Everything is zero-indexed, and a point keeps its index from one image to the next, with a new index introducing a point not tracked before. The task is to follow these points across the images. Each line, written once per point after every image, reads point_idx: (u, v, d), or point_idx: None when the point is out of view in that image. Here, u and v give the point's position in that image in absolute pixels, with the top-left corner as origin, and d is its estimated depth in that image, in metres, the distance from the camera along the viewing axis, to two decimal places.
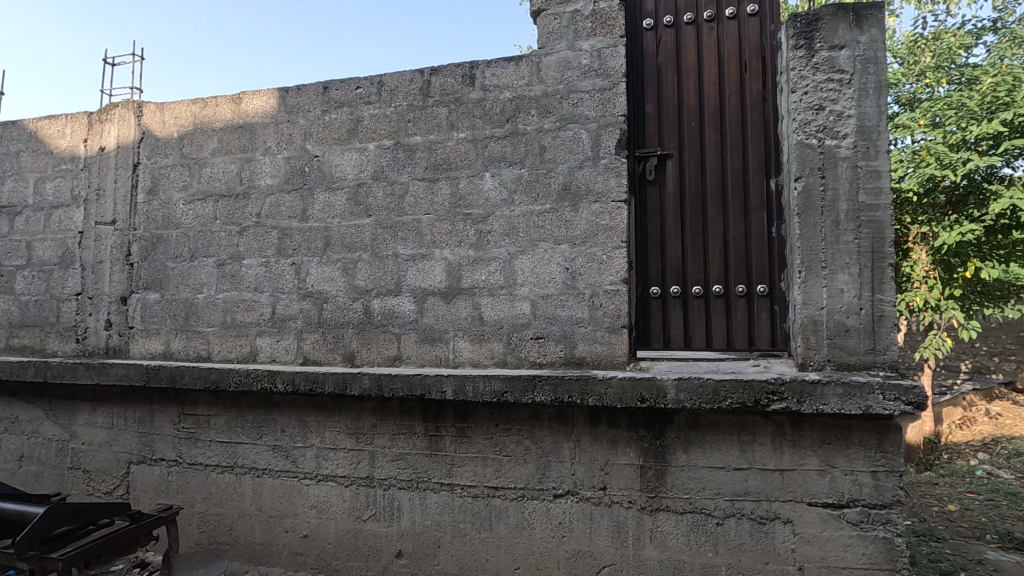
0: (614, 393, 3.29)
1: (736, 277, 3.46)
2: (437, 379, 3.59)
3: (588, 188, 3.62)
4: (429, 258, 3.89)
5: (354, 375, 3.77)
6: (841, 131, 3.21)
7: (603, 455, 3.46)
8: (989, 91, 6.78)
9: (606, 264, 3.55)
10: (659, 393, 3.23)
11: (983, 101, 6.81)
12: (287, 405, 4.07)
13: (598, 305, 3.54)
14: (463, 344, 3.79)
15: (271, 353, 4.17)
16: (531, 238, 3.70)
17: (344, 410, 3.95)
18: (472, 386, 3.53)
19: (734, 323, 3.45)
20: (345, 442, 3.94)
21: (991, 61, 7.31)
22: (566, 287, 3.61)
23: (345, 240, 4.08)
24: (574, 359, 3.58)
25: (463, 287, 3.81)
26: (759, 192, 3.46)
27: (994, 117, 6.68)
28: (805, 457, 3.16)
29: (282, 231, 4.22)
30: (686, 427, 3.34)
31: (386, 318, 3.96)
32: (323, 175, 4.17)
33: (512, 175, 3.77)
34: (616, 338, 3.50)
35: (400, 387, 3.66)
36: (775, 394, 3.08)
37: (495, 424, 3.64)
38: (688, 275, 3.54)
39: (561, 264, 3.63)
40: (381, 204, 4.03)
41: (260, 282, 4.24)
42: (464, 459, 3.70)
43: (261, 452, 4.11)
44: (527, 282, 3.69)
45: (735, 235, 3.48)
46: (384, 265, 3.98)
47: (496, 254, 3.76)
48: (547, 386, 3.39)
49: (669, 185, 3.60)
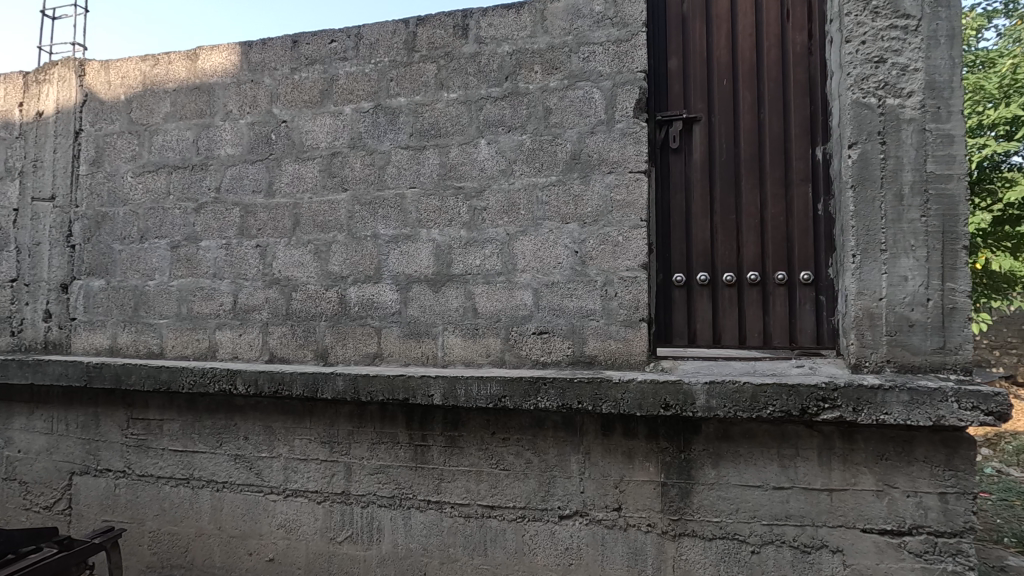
0: (632, 399, 2.79)
1: (774, 262, 2.95)
2: (422, 381, 3.07)
3: (600, 157, 3.08)
4: (415, 240, 3.35)
5: (326, 375, 3.23)
6: (905, 88, 2.68)
7: (617, 470, 2.96)
8: (1008, 73, 6.44)
9: (622, 247, 3.02)
10: (686, 399, 2.73)
11: (1000, 84, 6.48)
12: (251, 409, 3.53)
13: (613, 294, 3.02)
14: (454, 340, 3.26)
15: (232, 349, 3.62)
16: (535, 216, 3.17)
17: (316, 415, 3.42)
18: (463, 389, 3.01)
19: (772, 317, 2.94)
20: (317, 452, 3.42)
21: (1006, 45, 6.97)
22: (576, 273, 3.09)
23: (318, 219, 3.52)
24: (584, 358, 3.06)
25: (454, 273, 3.27)
26: (803, 162, 2.94)
27: (1011, 102, 6.37)
28: (859, 476, 2.67)
29: (245, 208, 3.65)
30: (716, 439, 2.84)
31: (364, 309, 3.41)
32: (292, 143, 3.60)
33: (513, 142, 3.22)
34: (634, 333, 2.99)
35: (380, 390, 3.14)
36: (826, 401, 2.58)
37: (491, 432, 3.13)
38: (717, 260, 3.02)
39: (571, 247, 3.10)
40: (359, 176, 3.47)
41: (219, 268, 3.67)
42: (454, 473, 3.19)
43: (221, 463, 3.58)
44: (528, 267, 3.16)
45: (774, 212, 2.96)
46: (362, 248, 3.43)
47: (493, 234, 3.22)
48: (552, 390, 2.88)
49: (696, 153, 3.07)
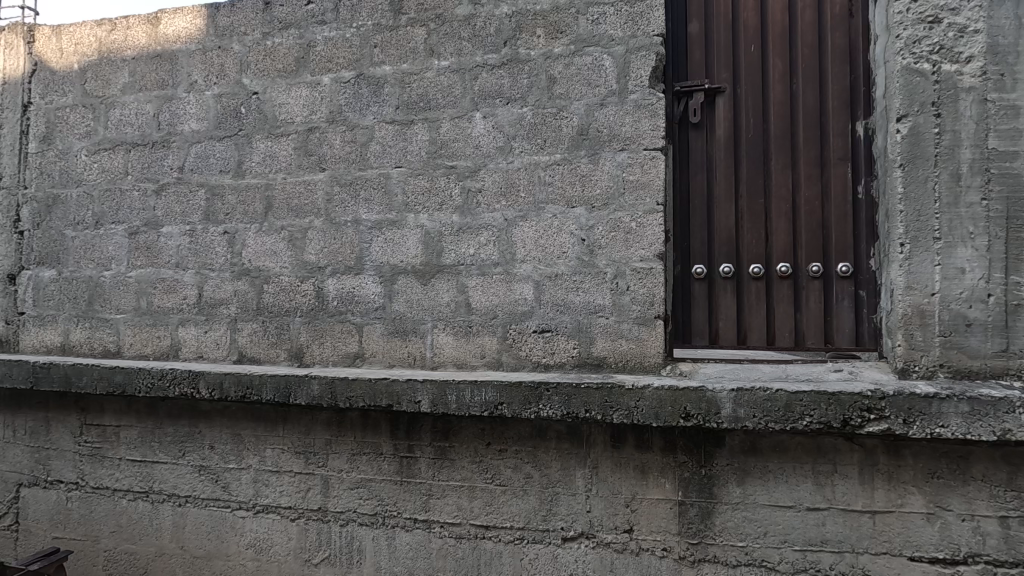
0: (647, 408, 2.44)
1: (808, 252, 2.60)
2: (408, 386, 2.71)
3: (611, 133, 2.73)
4: (401, 227, 2.97)
5: (299, 378, 2.86)
6: (964, 51, 2.33)
7: (628, 487, 2.62)
8: None
9: (635, 235, 2.67)
10: (709, 408, 2.38)
11: None
12: (217, 414, 3.16)
13: (625, 288, 2.67)
14: (445, 339, 2.90)
15: (197, 348, 3.24)
16: (537, 199, 2.80)
17: (290, 422, 3.05)
18: (454, 395, 2.66)
19: (805, 314, 2.60)
20: (290, 464, 3.05)
21: None
22: (583, 264, 2.73)
23: (292, 203, 3.14)
24: (591, 360, 2.70)
25: (445, 263, 2.91)
26: (841, 139, 2.59)
27: None
28: (906, 497, 2.33)
29: (211, 190, 3.26)
30: (741, 453, 2.50)
31: (344, 304, 3.04)
32: (264, 118, 3.20)
33: (512, 116, 2.85)
34: (648, 333, 2.64)
35: (361, 395, 2.77)
36: (871, 412, 2.25)
37: (485, 443, 2.78)
38: (742, 250, 2.68)
39: (577, 234, 2.74)
40: (338, 154, 3.09)
41: (183, 257, 3.28)
42: (444, 488, 2.84)
43: (184, 475, 3.20)
44: (529, 257, 2.80)
45: (807, 196, 2.61)
46: (342, 236, 3.06)
47: (489, 220, 2.86)
48: (556, 397, 2.53)
49: (719, 129, 2.72)
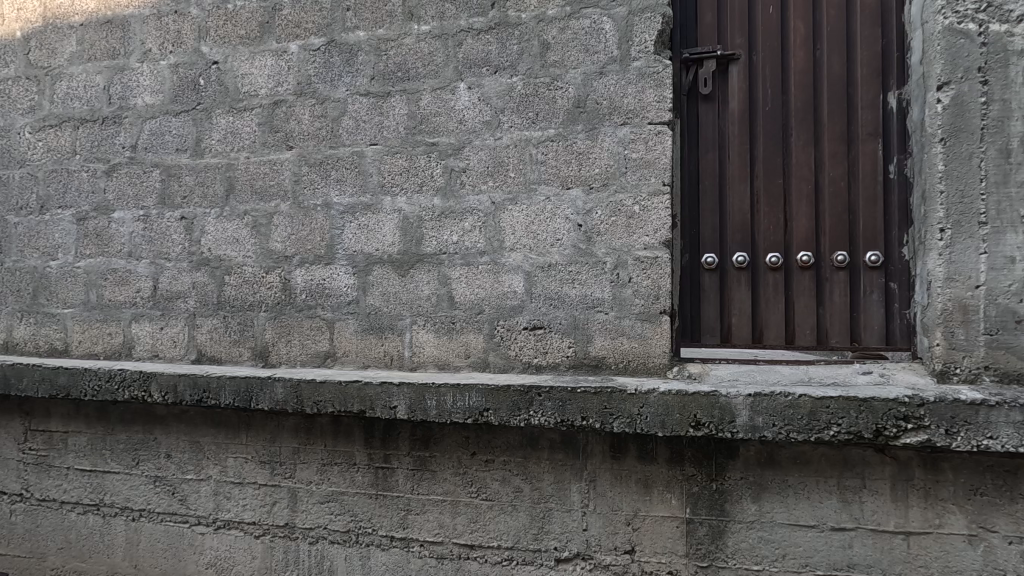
0: (652, 415, 2.15)
1: (832, 240, 2.31)
2: (383, 390, 2.41)
3: (611, 106, 2.42)
4: (376, 211, 2.66)
5: (261, 381, 2.56)
6: (1016, 8, 2.02)
7: (630, 503, 2.34)
8: None
9: (638, 220, 2.38)
10: (722, 415, 2.10)
11: None
12: (174, 420, 2.85)
13: (626, 280, 2.37)
14: (426, 337, 2.60)
15: (152, 346, 2.92)
16: (528, 180, 2.50)
17: (254, 428, 2.75)
18: (434, 401, 2.36)
19: (829, 309, 2.32)
20: (254, 475, 2.75)
21: None
22: (579, 252, 2.43)
23: (256, 185, 2.82)
24: (589, 361, 2.41)
25: (425, 252, 2.60)
26: (871, 112, 2.29)
27: None
28: (945, 516, 2.06)
29: (167, 171, 2.93)
30: (758, 465, 2.22)
31: (313, 297, 2.74)
32: (225, 90, 2.88)
33: (500, 87, 2.54)
34: (652, 330, 2.35)
35: (330, 400, 2.47)
36: (908, 421, 1.96)
37: (470, 453, 2.49)
38: (759, 238, 2.38)
39: (573, 219, 2.44)
40: (307, 130, 2.77)
41: (136, 245, 2.96)
42: (425, 503, 2.55)
43: (138, 487, 2.90)
44: (519, 245, 2.50)
45: (832, 177, 2.32)
46: (311, 221, 2.74)
47: (474, 203, 2.55)
48: (549, 403, 2.24)
49: (732, 102, 2.42)
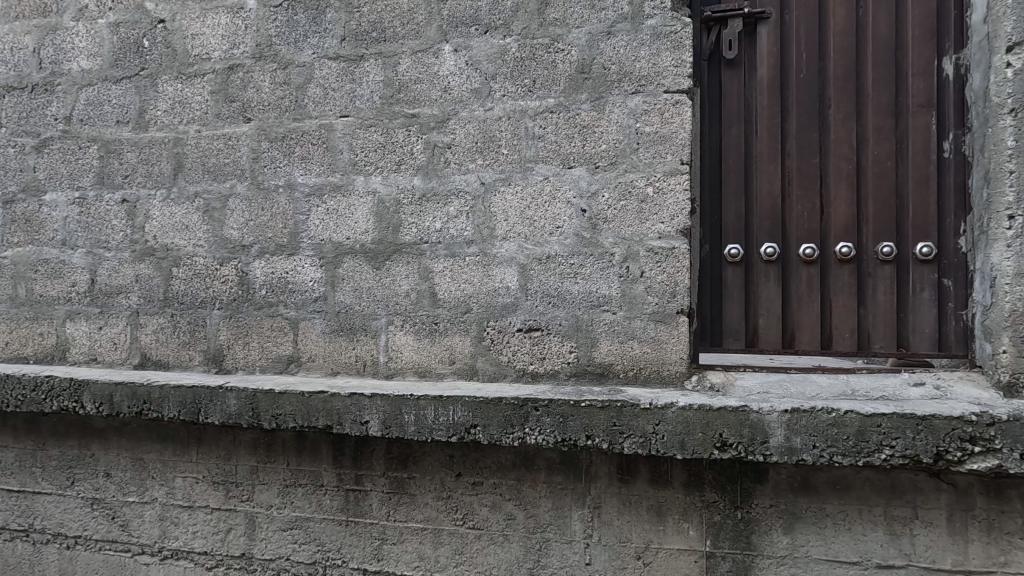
0: (669, 434, 1.82)
1: (877, 229, 1.99)
2: (352, 402, 2.06)
3: (621, 71, 2.08)
4: (347, 193, 2.30)
5: (210, 391, 2.18)
6: None
7: (640, 534, 2.01)
8: None
9: (651, 204, 2.04)
10: (753, 435, 1.77)
11: None
12: (114, 433, 2.47)
13: (638, 275, 2.04)
14: (404, 339, 2.24)
15: (90, 348, 2.54)
16: (523, 157, 2.15)
17: (207, 444, 2.38)
18: (411, 415, 2.01)
19: (872, 309, 2.00)
20: (206, 498, 2.38)
21: None
22: (583, 242, 2.09)
23: (207, 164, 2.43)
24: (593, 368, 2.07)
25: (404, 242, 2.24)
26: (923, 80, 1.96)
27: None
28: (1011, 553, 1.76)
29: (106, 147, 2.54)
30: (790, 492, 1.91)
31: (274, 293, 2.37)
32: (172, 53, 2.48)
33: (491, 49, 2.18)
34: (667, 333, 2.02)
35: (290, 414, 2.11)
36: (976, 443, 1.65)
37: (455, 474, 2.15)
38: (790, 226, 2.06)
39: (576, 203, 2.10)
40: (267, 99, 2.39)
41: (71, 232, 2.57)
42: (402, 532, 2.21)
43: (73, 510, 2.52)
44: (512, 233, 2.15)
45: (876, 155, 1.99)
46: (271, 205, 2.37)
47: (460, 184, 2.20)
48: (547, 419, 1.90)
49: (761, 69, 2.08)
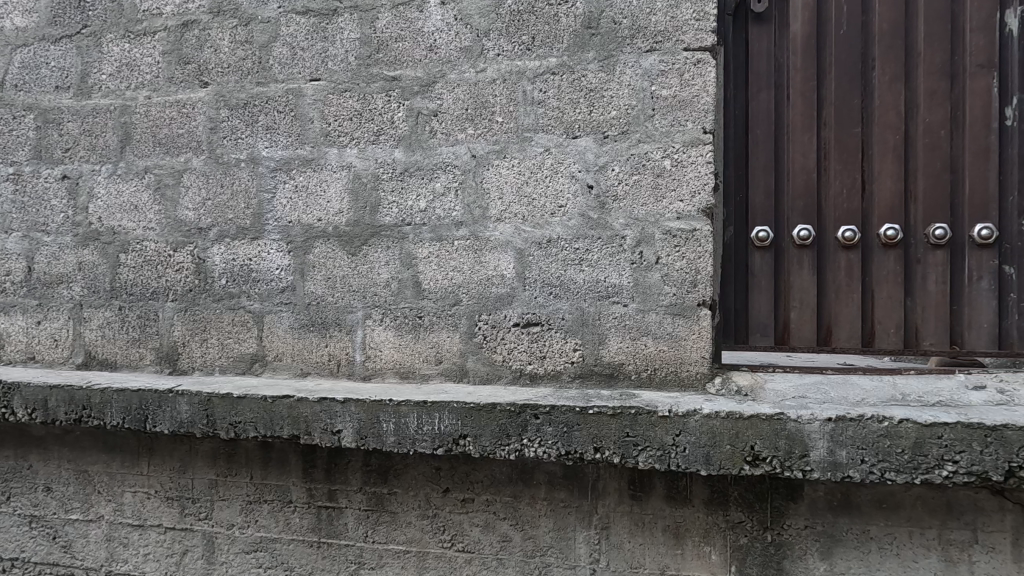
0: (692, 447, 1.56)
1: (928, 208, 1.73)
2: (322, 408, 1.77)
3: (634, 25, 1.80)
4: (319, 167, 2.00)
5: (159, 395, 1.89)
6: None
7: (655, 559, 1.75)
8: None
9: (669, 179, 1.77)
10: (790, 448, 1.51)
11: None
12: (54, 442, 2.17)
13: (652, 261, 1.77)
14: (383, 336, 1.96)
15: (27, 345, 2.23)
16: (520, 125, 1.87)
17: (159, 455, 2.09)
18: (391, 424, 1.73)
19: (921, 300, 1.74)
20: (159, 516, 2.10)
21: None
22: (590, 224, 1.81)
23: (159, 135, 2.13)
24: (600, 369, 1.80)
25: (383, 223, 1.96)
26: (983, 36, 1.70)
27: None
28: None
29: (44, 115, 2.22)
30: (828, 512, 1.65)
31: (235, 282, 2.07)
32: (118, 7, 2.17)
33: (483, 1, 1.89)
34: (686, 328, 1.75)
35: (251, 422, 1.82)
36: None
37: (442, 490, 1.88)
38: (827, 206, 1.79)
39: (581, 178, 1.82)
40: (226, 60, 2.08)
41: (4, 213, 2.25)
42: (381, 555, 1.94)
43: (9, 529, 2.22)
44: (508, 214, 1.87)
45: (928, 123, 1.73)
46: (231, 181, 2.06)
47: (448, 157, 1.91)
48: (549, 428, 1.63)
49: (795, 24, 1.81)
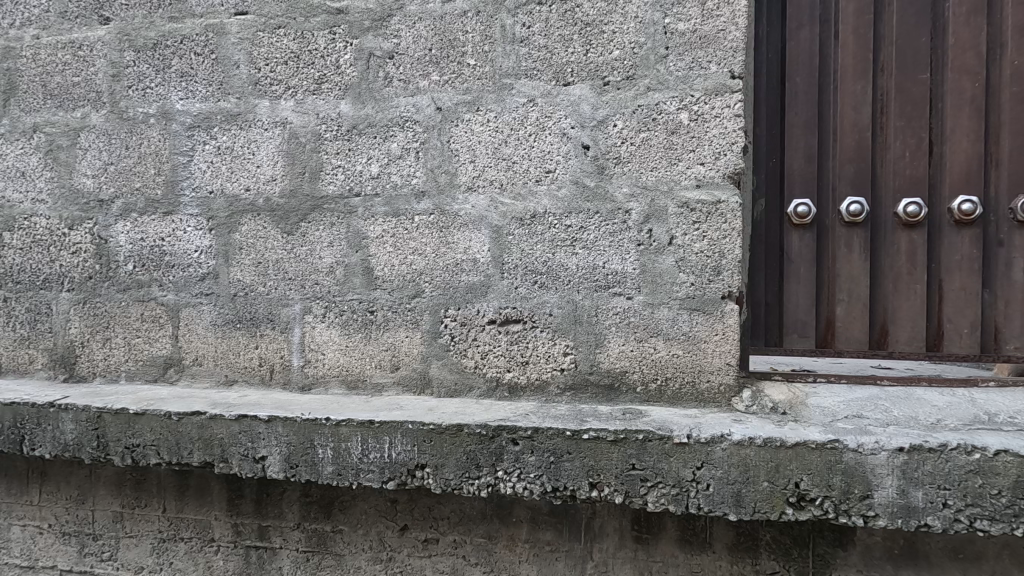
0: (718, 483, 1.19)
1: (1014, 175, 1.36)
2: (240, 429, 1.38)
3: None
4: (247, 124, 1.60)
5: (37, 411, 1.48)
6: None
7: None
8: None
9: (686, 137, 1.38)
10: (848, 488, 1.14)
11: None
12: None
13: (664, 242, 1.39)
14: (326, 335, 1.57)
15: None
16: (498, 70, 1.47)
17: (52, 481, 1.69)
18: (327, 450, 1.34)
19: (1004, 293, 1.37)
20: (53, 555, 1.70)
21: None
22: (585, 194, 1.42)
23: (49, 85, 1.71)
24: (597, 378, 1.43)
25: (325, 195, 1.56)
26: None
27: None
28: None
29: None
30: (889, 563, 1.29)
31: (144, 268, 1.66)
32: None
33: None
34: (707, 327, 1.38)
35: (152, 446, 1.43)
36: None
37: (398, 528, 1.50)
38: (885, 173, 1.42)
39: (574, 136, 1.43)
40: None
41: None
42: None
43: None
44: (481, 182, 1.48)
45: (1018, 66, 1.35)
46: (139, 142, 1.65)
47: (407, 110, 1.52)
48: (531, 458, 1.25)
49: None
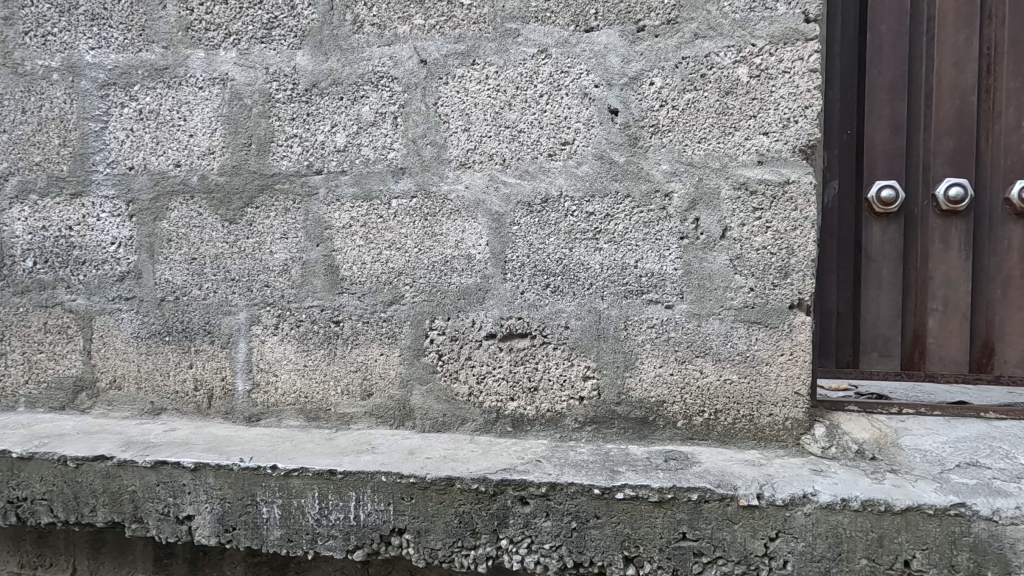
0: (798, 560, 0.89)
1: None
2: (158, 481, 1.04)
3: None
4: (176, 81, 1.25)
5: None
6: None
7: None
8: None
9: (745, 99, 1.07)
10: (976, 570, 0.85)
11: None
12: None
13: (714, 235, 1.07)
14: (279, 352, 1.23)
15: None
16: (499, 11, 1.14)
17: None
18: (274, 509, 1.01)
19: None
20: None
21: None
22: (611, 173, 1.10)
23: None
24: (626, 408, 1.11)
25: (276, 172, 1.22)
26: None
27: None
28: None
29: None
30: None
31: (46, 265, 1.31)
32: None
33: None
34: (769, 346, 1.07)
35: (43, 501, 1.09)
36: None
37: None
38: (995, 147, 1.16)
39: (599, 97, 1.11)
40: None
41: None
42: None
43: None
44: (477, 156, 1.15)
45: None
46: (39, 103, 1.29)
47: (381, 64, 1.18)
48: (545, 523, 0.94)
49: None
